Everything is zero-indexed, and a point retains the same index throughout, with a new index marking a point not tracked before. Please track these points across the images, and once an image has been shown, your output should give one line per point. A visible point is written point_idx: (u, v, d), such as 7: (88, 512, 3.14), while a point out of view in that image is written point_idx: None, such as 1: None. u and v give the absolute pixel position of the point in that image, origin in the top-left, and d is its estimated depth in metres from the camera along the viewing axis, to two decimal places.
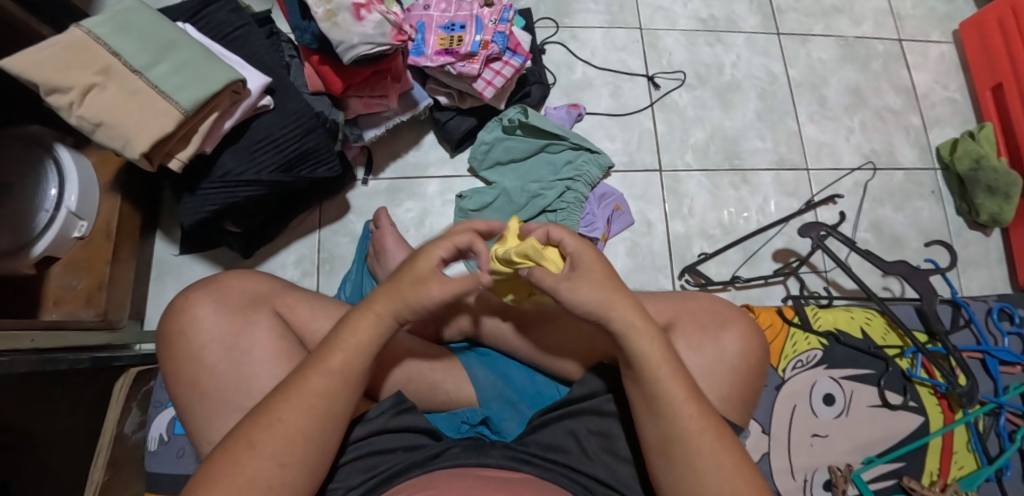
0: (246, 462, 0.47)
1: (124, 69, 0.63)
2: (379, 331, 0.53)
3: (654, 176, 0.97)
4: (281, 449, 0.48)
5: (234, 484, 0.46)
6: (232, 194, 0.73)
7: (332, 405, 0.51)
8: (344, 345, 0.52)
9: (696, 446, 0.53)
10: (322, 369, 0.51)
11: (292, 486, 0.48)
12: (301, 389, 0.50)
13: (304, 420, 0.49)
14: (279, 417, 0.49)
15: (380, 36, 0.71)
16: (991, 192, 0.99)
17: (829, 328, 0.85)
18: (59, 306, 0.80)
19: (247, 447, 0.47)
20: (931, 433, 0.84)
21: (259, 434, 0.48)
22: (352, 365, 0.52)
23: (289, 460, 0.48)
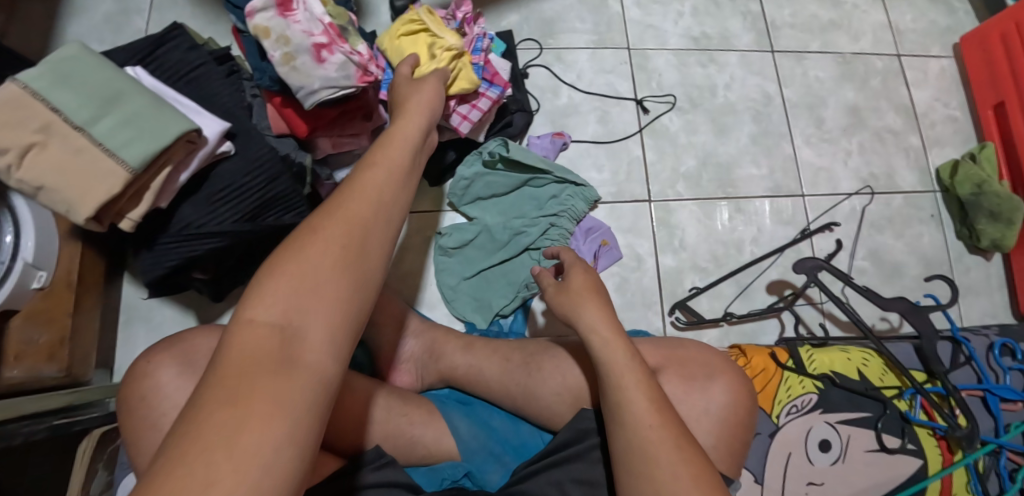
0: (305, 251, 0.37)
1: (64, 127, 0.58)
2: (409, 145, 0.47)
3: (644, 207, 0.93)
4: (348, 241, 0.39)
5: (293, 279, 0.36)
6: (191, 246, 0.69)
7: (391, 211, 0.42)
8: (393, 144, 0.47)
9: (658, 457, 0.48)
10: (373, 166, 0.43)
11: (359, 277, 0.38)
12: (359, 184, 0.42)
13: (361, 202, 0.41)
14: (336, 209, 0.40)
15: (343, 79, 0.66)
16: (993, 217, 0.95)
17: (824, 371, 0.82)
18: (19, 361, 0.73)
19: (306, 242, 0.38)
20: (929, 476, 0.81)
21: (320, 224, 0.39)
22: (404, 177, 0.44)
23: (354, 248, 0.38)
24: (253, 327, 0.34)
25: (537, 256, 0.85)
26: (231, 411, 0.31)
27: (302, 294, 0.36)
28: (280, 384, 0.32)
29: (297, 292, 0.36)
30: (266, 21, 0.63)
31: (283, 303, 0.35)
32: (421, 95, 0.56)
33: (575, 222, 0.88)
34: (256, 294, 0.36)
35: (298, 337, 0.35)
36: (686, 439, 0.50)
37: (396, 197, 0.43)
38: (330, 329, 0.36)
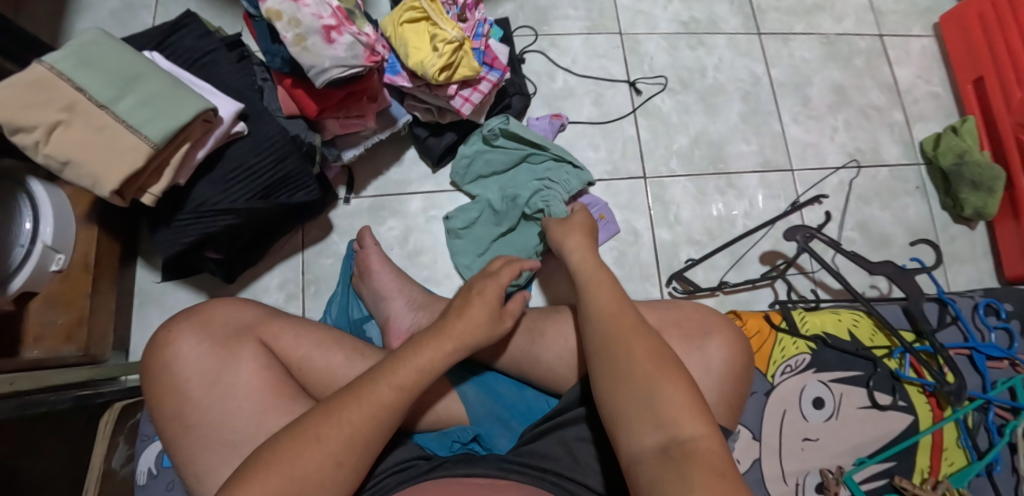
0: (307, 453, 0.48)
1: (89, 105, 0.62)
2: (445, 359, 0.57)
3: (639, 184, 0.96)
4: (340, 449, 0.49)
5: (286, 473, 0.46)
6: (209, 223, 0.72)
7: (385, 422, 0.52)
8: (429, 344, 0.57)
9: (645, 373, 0.53)
10: (390, 379, 0.53)
11: (346, 449, 0.50)
12: (367, 396, 0.51)
13: (361, 422, 0.50)
14: (344, 414, 0.50)
15: (352, 58, 0.70)
16: (975, 187, 0.99)
17: (816, 331, 0.85)
18: (38, 342, 0.77)
19: (313, 443, 0.48)
20: (921, 431, 0.84)
21: (326, 430, 0.49)
22: (415, 383, 0.54)
23: (345, 462, 0.49)
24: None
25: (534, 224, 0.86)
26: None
27: (297, 491, 0.47)
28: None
29: (291, 479, 0.46)
30: (278, 4, 0.67)
31: (282, 480, 0.46)
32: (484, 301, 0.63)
33: (569, 197, 0.91)
34: (255, 478, 0.46)
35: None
36: (665, 359, 0.55)
37: (407, 391, 0.53)
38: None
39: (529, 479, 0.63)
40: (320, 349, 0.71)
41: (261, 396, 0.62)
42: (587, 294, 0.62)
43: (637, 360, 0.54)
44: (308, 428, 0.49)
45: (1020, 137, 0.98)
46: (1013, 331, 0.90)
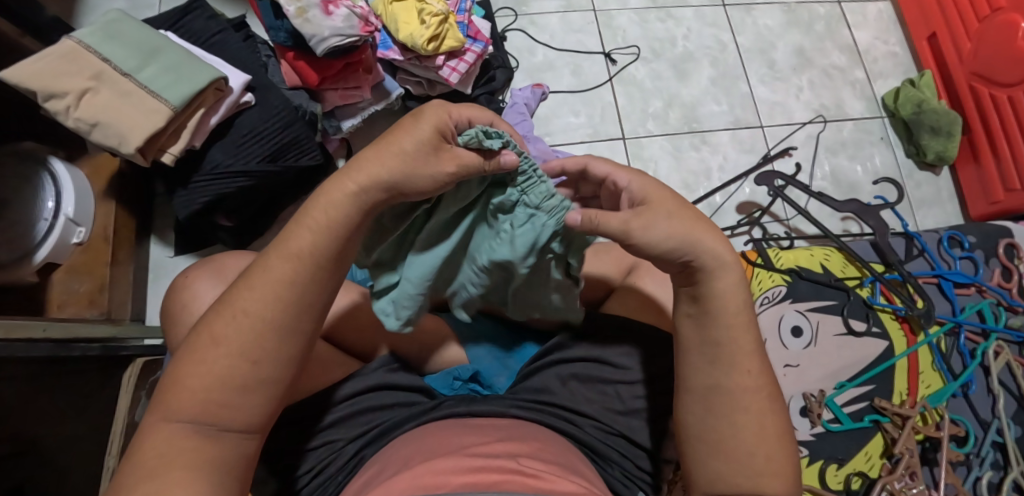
0: (209, 355, 0.43)
1: (114, 74, 0.69)
2: (348, 204, 0.44)
3: (619, 144, 1.03)
4: (248, 347, 0.43)
5: (199, 382, 0.42)
6: (223, 185, 0.79)
7: (297, 298, 0.45)
8: (322, 202, 0.45)
9: (742, 367, 0.48)
10: (286, 252, 0.44)
11: (260, 339, 0.44)
12: (262, 275, 0.44)
13: (263, 308, 0.44)
14: (241, 306, 0.44)
15: (348, 28, 0.77)
16: (934, 132, 1.05)
17: (790, 266, 0.92)
18: (63, 309, 0.85)
19: (213, 344, 0.43)
20: (896, 355, 0.89)
21: (225, 329, 0.43)
22: (316, 247, 0.44)
23: (262, 359, 0.44)
24: (166, 426, 0.42)
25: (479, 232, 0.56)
26: (146, 484, 0.39)
27: (213, 399, 0.43)
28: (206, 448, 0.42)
29: (201, 393, 0.42)
30: None
31: (192, 397, 0.42)
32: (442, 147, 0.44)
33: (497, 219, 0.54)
34: (173, 393, 0.42)
35: (222, 422, 0.43)
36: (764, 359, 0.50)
37: (306, 262, 0.44)
38: (253, 410, 0.44)
39: (529, 415, 0.67)
40: None
41: None
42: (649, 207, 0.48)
43: (737, 349, 0.48)
44: (207, 333, 0.44)
45: (973, 83, 1.05)
46: (977, 259, 0.97)
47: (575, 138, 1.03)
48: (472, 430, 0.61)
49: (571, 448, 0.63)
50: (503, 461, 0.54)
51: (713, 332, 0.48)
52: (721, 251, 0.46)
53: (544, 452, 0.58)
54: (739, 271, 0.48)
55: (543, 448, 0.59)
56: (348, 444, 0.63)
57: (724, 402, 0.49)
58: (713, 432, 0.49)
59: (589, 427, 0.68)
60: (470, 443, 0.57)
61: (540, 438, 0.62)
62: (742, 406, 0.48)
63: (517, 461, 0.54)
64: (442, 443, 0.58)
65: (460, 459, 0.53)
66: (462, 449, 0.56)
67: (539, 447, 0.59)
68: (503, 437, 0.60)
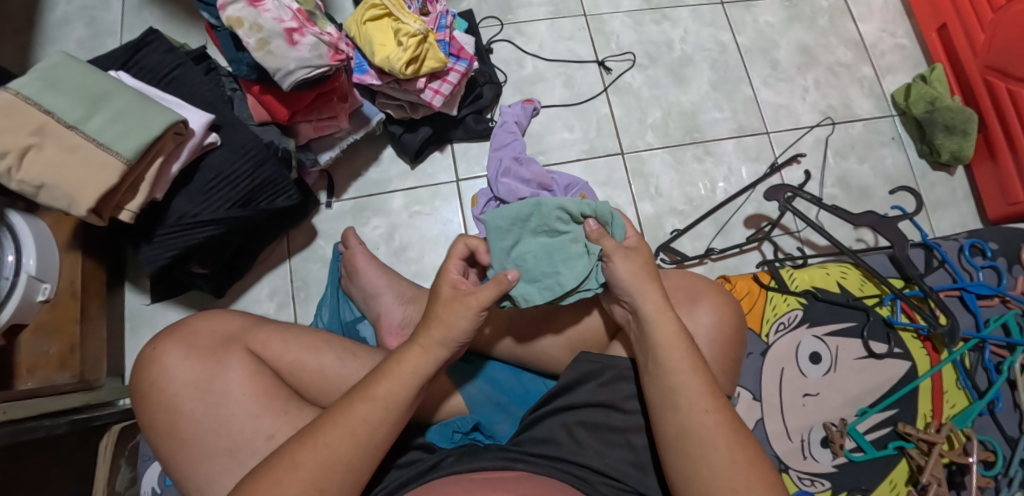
0: (286, 482, 0.47)
1: (58, 127, 0.62)
2: (423, 366, 0.55)
3: (617, 160, 0.97)
4: (319, 476, 0.48)
5: None
6: (190, 235, 0.73)
7: (373, 436, 0.51)
8: (413, 350, 0.55)
9: (710, 443, 0.53)
10: (372, 399, 0.52)
11: (331, 470, 0.49)
12: (346, 416, 0.51)
13: (343, 447, 0.50)
14: (325, 438, 0.50)
15: (317, 58, 0.70)
16: (948, 131, 1.00)
17: (806, 287, 0.87)
18: (33, 373, 0.76)
19: (288, 471, 0.48)
20: (920, 376, 0.84)
21: (304, 456, 0.49)
22: (399, 397, 0.53)
23: (326, 486, 0.48)
24: None
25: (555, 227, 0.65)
26: None
27: None
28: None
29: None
30: (238, 11, 0.67)
31: None
32: (461, 305, 0.57)
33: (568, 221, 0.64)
34: None
35: None
36: (736, 436, 0.54)
37: (389, 407, 0.52)
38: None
39: (537, 469, 0.62)
40: (310, 352, 0.70)
41: (256, 397, 0.62)
42: (636, 291, 0.59)
43: (690, 393, 0.55)
44: (285, 456, 0.49)
45: (988, 77, 0.99)
46: (1001, 268, 0.91)
47: (570, 156, 0.96)
48: (480, 487, 0.57)
49: None
50: None
51: (663, 414, 0.56)
52: (652, 305, 0.59)
53: None
54: (674, 318, 0.58)
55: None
56: None
57: (699, 481, 0.53)
58: (690, 473, 0.53)
59: (600, 484, 0.63)
60: None
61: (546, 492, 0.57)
62: (722, 475, 0.52)
63: None
64: None
65: None
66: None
67: None
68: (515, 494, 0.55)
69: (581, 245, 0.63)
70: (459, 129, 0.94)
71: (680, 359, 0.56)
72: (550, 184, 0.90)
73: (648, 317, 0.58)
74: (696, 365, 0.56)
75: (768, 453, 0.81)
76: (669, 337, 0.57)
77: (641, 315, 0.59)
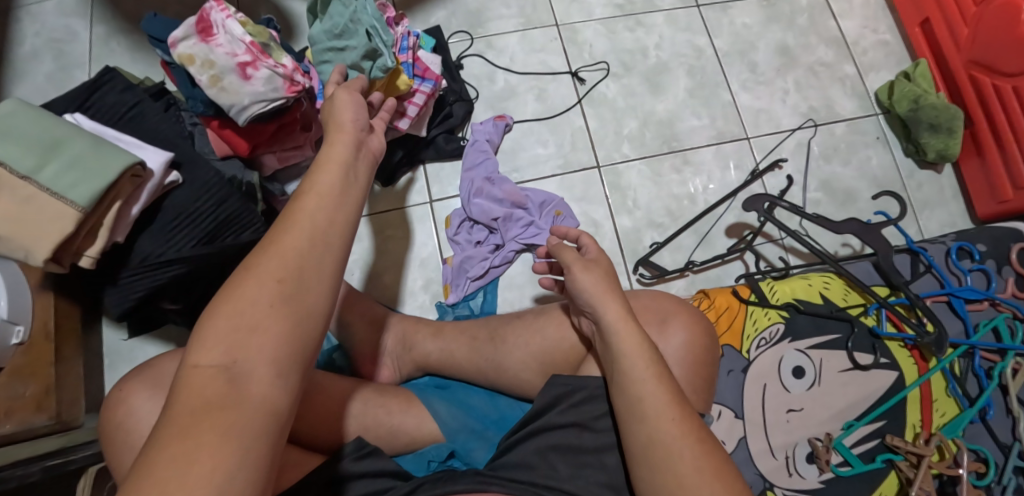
0: (241, 288, 0.36)
1: (11, 179, 0.61)
2: (348, 161, 0.44)
3: (593, 174, 0.95)
4: (281, 268, 0.37)
5: (232, 314, 0.35)
6: (155, 276, 0.72)
7: (328, 232, 0.40)
8: (328, 168, 0.43)
9: (676, 453, 0.50)
10: (308, 191, 0.41)
11: (299, 265, 0.38)
12: (293, 218, 0.39)
13: (295, 241, 0.38)
14: (274, 244, 0.38)
15: (271, 92, 0.68)
16: (933, 129, 0.97)
17: (787, 300, 0.85)
18: (10, 415, 0.73)
19: (242, 279, 0.37)
20: (907, 387, 0.82)
21: (255, 261, 0.38)
22: (342, 186, 0.42)
23: (288, 277, 0.37)
24: (201, 361, 0.34)
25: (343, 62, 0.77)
26: (178, 444, 0.31)
27: (249, 333, 0.35)
28: (228, 422, 0.32)
29: (237, 331, 0.35)
30: (189, 47, 0.66)
31: (231, 329, 0.35)
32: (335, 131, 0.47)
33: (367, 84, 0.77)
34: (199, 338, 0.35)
35: (243, 361, 0.34)
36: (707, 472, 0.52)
37: (338, 202, 0.41)
38: (275, 367, 0.35)
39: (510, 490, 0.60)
40: None
41: None
42: (596, 300, 0.58)
43: (654, 399, 0.52)
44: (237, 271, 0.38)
45: (973, 72, 0.96)
46: (989, 271, 0.89)
47: (545, 172, 0.95)
48: None
49: None
50: None
51: (628, 422, 0.53)
52: (614, 320, 0.56)
53: None
54: (635, 325, 0.56)
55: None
56: None
57: (667, 486, 0.50)
58: (659, 483, 0.51)
59: None
60: None
61: None
62: (689, 488, 0.49)
63: None
64: None
65: None
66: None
67: None
68: None
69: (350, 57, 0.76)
70: (430, 149, 0.93)
71: (644, 368, 0.54)
72: (524, 203, 0.89)
73: (612, 331, 0.56)
74: (660, 373, 0.54)
75: (752, 473, 0.79)
76: (633, 347, 0.55)
77: (603, 323, 0.57)
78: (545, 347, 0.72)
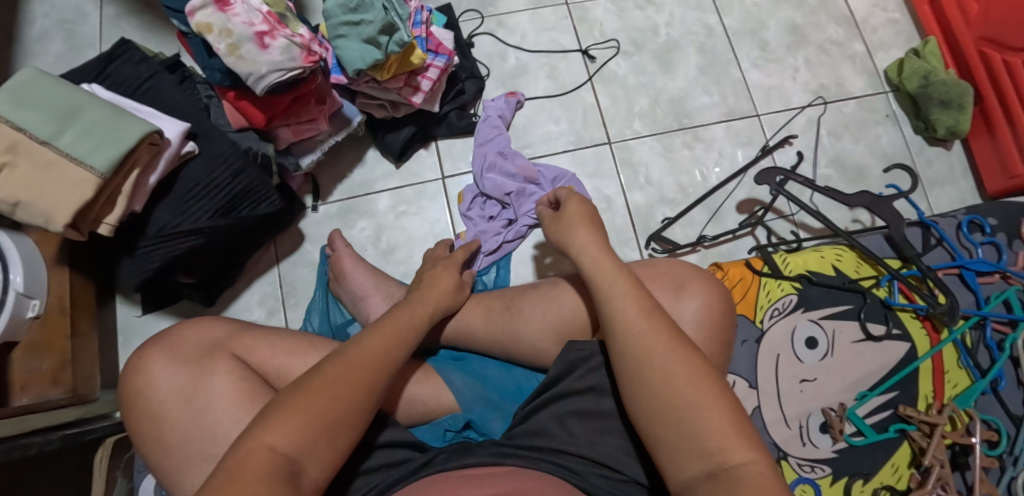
0: (312, 398, 0.48)
1: (31, 144, 0.61)
2: (410, 327, 0.59)
3: (605, 150, 0.96)
4: (364, 373, 0.51)
5: (307, 418, 0.46)
6: (172, 246, 0.72)
7: (393, 362, 0.55)
8: (392, 318, 0.59)
9: (653, 361, 0.51)
10: (382, 331, 0.57)
11: (357, 399, 0.50)
12: (364, 344, 0.54)
13: (364, 360, 0.53)
14: (348, 357, 0.52)
15: (289, 61, 0.69)
16: (944, 105, 0.98)
17: (800, 271, 0.85)
18: (26, 390, 0.76)
19: (317, 388, 0.48)
20: (920, 357, 0.83)
21: (320, 384, 0.49)
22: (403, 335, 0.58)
23: (354, 404, 0.50)
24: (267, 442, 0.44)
25: (359, 37, 0.76)
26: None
27: (312, 431, 0.46)
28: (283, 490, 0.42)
29: (311, 434, 0.46)
30: (207, 17, 0.66)
31: (298, 423, 0.46)
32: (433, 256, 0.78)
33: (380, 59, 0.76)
34: (270, 429, 0.45)
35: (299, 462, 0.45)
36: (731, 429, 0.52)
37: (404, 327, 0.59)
38: (320, 452, 0.46)
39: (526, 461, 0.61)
40: (297, 358, 0.69)
41: (243, 406, 0.62)
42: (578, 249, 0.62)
43: (626, 319, 0.54)
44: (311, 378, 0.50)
45: (983, 49, 0.97)
46: (1000, 244, 0.89)
47: (557, 148, 0.95)
48: (472, 485, 0.55)
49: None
50: None
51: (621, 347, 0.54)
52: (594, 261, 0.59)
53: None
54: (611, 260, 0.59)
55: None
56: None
57: (655, 402, 0.50)
58: (644, 396, 0.51)
59: (591, 475, 0.60)
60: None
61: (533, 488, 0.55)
62: (682, 398, 0.49)
63: None
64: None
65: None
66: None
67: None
68: (508, 489, 0.54)
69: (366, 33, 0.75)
70: (442, 125, 0.93)
71: (618, 293, 0.56)
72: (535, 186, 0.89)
73: (594, 277, 0.59)
74: (634, 295, 0.56)
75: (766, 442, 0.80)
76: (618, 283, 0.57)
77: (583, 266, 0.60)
78: (562, 315, 0.72)
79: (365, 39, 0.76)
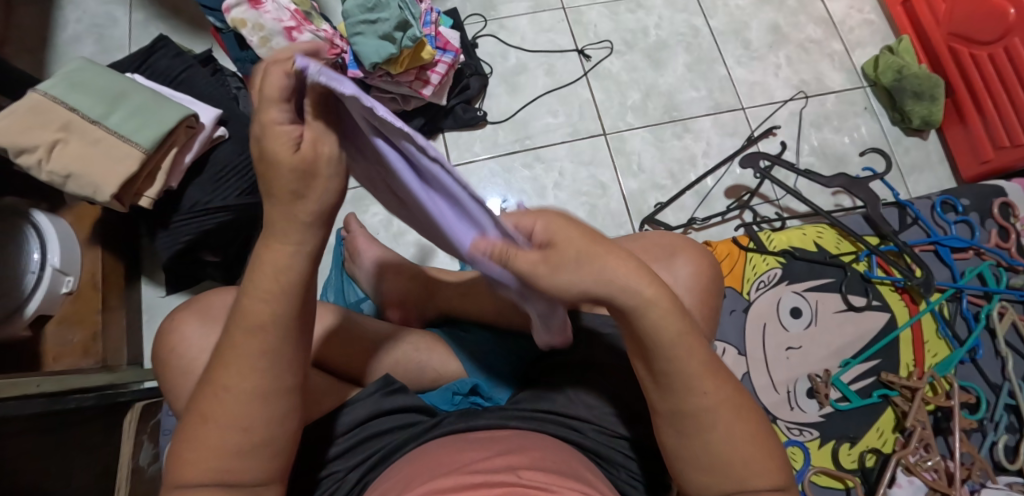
0: (203, 436, 0.39)
1: (82, 123, 0.69)
2: (294, 270, 0.40)
3: (600, 140, 1.02)
4: (255, 387, 0.40)
5: (201, 469, 0.39)
6: (203, 222, 0.79)
7: (281, 353, 0.41)
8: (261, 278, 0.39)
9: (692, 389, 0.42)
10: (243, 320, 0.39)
11: (260, 415, 0.40)
12: (233, 350, 0.40)
13: (243, 374, 0.39)
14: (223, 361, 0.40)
15: (313, 53, 0.76)
16: (917, 97, 1.04)
17: (784, 247, 0.92)
18: (59, 361, 0.83)
19: (204, 424, 0.40)
20: (899, 326, 0.88)
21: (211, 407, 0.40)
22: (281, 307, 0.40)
23: (251, 423, 0.40)
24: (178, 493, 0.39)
25: (376, 33, 0.83)
26: None
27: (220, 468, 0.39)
28: None
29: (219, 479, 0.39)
30: (241, 13, 0.73)
31: (201, 474, 0.39)
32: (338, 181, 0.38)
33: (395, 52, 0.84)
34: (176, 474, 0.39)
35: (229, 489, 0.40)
36: None
37: (287, 286, 0.40)
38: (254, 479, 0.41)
39: (532, 427, 0.56)
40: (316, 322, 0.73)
41: None
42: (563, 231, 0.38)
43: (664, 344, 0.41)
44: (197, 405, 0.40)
45: (952, 44, 1.04)
46: (973, 222, 0.95)
47: (555, 139, 1.02)
48: (471, 446, 0.52)
49: (577, 460, 0.53)
50: (503, 476, 0.45)
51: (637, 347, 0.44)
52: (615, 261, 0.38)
53: (547, 461, 0.49)
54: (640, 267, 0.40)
55: (541, 456, 0.50)
56: (349, 474, 0.53)
57: (689, 441, 0.44)
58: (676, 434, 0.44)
59: (590, 431, 0.58)
60: (466, 458, 0.49)
61: (540, 448, 0.51)
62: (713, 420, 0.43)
63: (517, 474, 0.45)
64: (447, 460, 0.49)
65: (459, 477, 0.45)
66: (465, 466, 0.47)
67: (539, 455, 0.50)
68: (503, 450, 0.51)
69: (383, 30, 0.83)
70: (449, 119, 1.00)
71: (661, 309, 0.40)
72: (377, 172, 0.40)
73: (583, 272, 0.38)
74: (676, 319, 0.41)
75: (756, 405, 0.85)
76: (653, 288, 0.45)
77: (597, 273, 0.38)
78: None
79: (381, 35, 0.83)
